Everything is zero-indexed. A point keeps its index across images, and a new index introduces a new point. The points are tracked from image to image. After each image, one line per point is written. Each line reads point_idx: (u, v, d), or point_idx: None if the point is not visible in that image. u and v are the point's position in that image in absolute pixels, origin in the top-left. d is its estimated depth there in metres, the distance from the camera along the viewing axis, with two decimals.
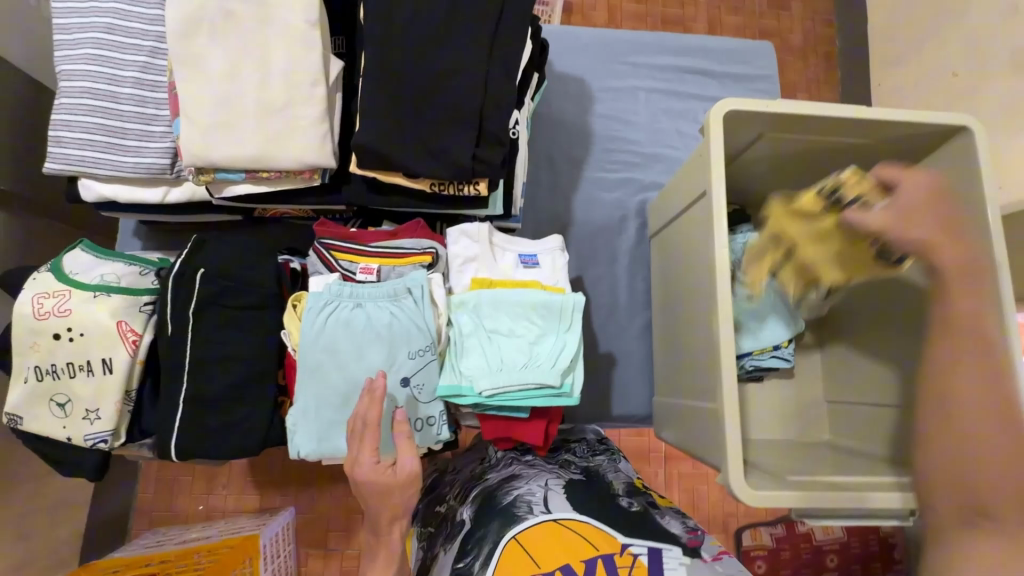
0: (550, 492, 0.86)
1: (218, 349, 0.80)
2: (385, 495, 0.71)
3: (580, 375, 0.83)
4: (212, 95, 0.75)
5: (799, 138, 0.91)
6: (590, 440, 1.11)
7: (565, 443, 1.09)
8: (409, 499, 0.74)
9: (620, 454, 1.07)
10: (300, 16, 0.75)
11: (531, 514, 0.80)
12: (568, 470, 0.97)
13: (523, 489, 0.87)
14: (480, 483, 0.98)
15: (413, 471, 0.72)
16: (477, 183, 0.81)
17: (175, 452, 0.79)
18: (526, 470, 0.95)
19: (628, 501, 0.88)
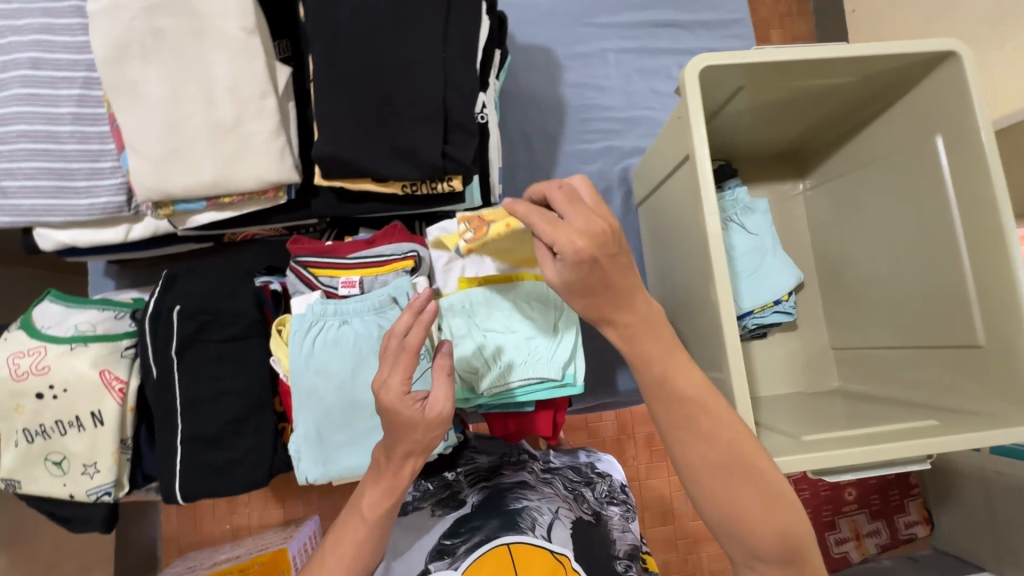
0: (557, 518, 0.85)
1: (208, 387, 0.77)
2: (408, 430, 0.64)
3: (582, 363, 0.80)
4: (157, 123, 0.70)
5: (779, 85, 0.86)
6: (614, 485, 1.05)
7: (589, 478, 1.05)
8: (432, 442, 0.67)
9: (636, 510, 1.00)
10: (233, 23, 0.69)
11: (531, 533, 0.81)
12: (579, 505, 0.95)
13: (533, 503, 0.87)
14: (493, 476, 0.99)
15: (443, 415, 0.64)
16: (450, 179, 0.77)
17: (181, 496, 0.77)
18: (544, 486, 0.95)
19: (624, 564, 0.87)
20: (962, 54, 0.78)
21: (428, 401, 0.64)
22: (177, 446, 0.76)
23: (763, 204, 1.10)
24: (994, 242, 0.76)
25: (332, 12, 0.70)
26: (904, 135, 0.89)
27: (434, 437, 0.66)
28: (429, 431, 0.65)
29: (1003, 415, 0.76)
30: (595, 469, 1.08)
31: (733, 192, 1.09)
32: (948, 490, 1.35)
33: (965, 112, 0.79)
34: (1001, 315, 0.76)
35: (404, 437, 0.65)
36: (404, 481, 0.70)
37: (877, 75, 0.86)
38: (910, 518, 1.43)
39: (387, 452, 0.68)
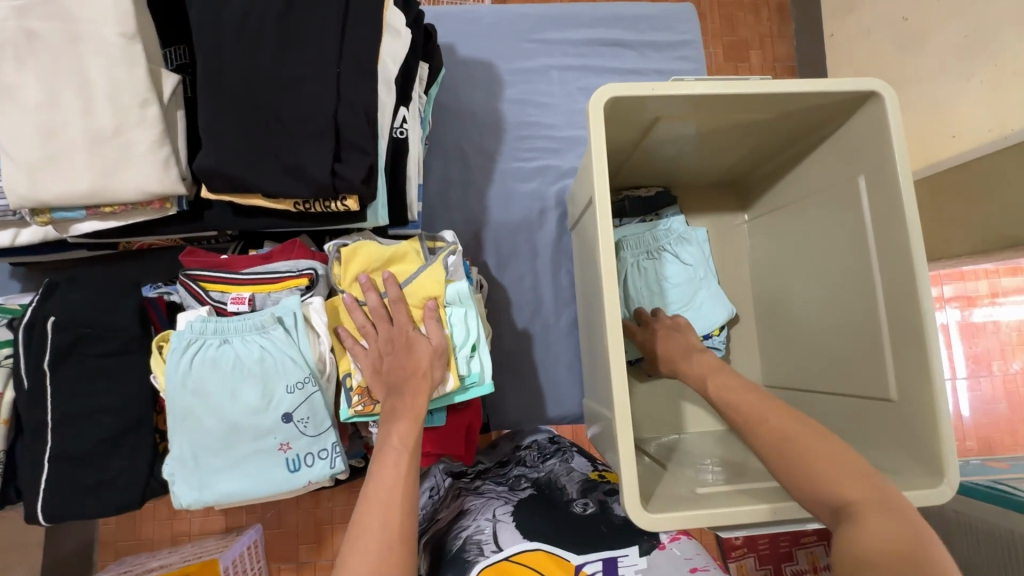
0: (499, 524, 0.83)
1: (82, 403, 0.74)
2: (416, 360, 0.74)
3: (487, 359, 0.80)
4: (32, 127, 0.67)
5: (702, 118, 0.83)
6: (541, 442, 1.08)
7: (517, 457, 1.06)
8: (436, 374, 0.74)
9: (571, 448, 1.06)
10: (112, 28, 0.66)
11: (482, 556, 0.77)
12: (519, 489, 0.94)
13: (470, 529, 0.83)
14: (432, 524, 0.95)
15: (439, 342, 0.75)
16: (344, 199, 0.74)
17: (45, 517, 0.73)
18: (475, 501, 0.91)
19: (583, 503, 0.88)
20: (885, 94, 0.75)
21: (430, 336, 0.75)
22: (44, 464, 0.72)
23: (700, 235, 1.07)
24: (906, 293, 0.73)
25: (216, 24, 0.68)
26: (833, 172, 0.86)
27: (438, 367, 0.75)
28: (433, 359, 0.74)
29: (909, 473, 0.73)
30: (517, 449, 1.09)
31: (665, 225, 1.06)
32: None
33: (884, 155, 0.76)
34: (912, 368, 0.73)
35: (412, 367, 0.73)
36: (424, 407, 0.71)
37: (802, 110, 0.83)
38: None
39: (398, 391, 0.72)
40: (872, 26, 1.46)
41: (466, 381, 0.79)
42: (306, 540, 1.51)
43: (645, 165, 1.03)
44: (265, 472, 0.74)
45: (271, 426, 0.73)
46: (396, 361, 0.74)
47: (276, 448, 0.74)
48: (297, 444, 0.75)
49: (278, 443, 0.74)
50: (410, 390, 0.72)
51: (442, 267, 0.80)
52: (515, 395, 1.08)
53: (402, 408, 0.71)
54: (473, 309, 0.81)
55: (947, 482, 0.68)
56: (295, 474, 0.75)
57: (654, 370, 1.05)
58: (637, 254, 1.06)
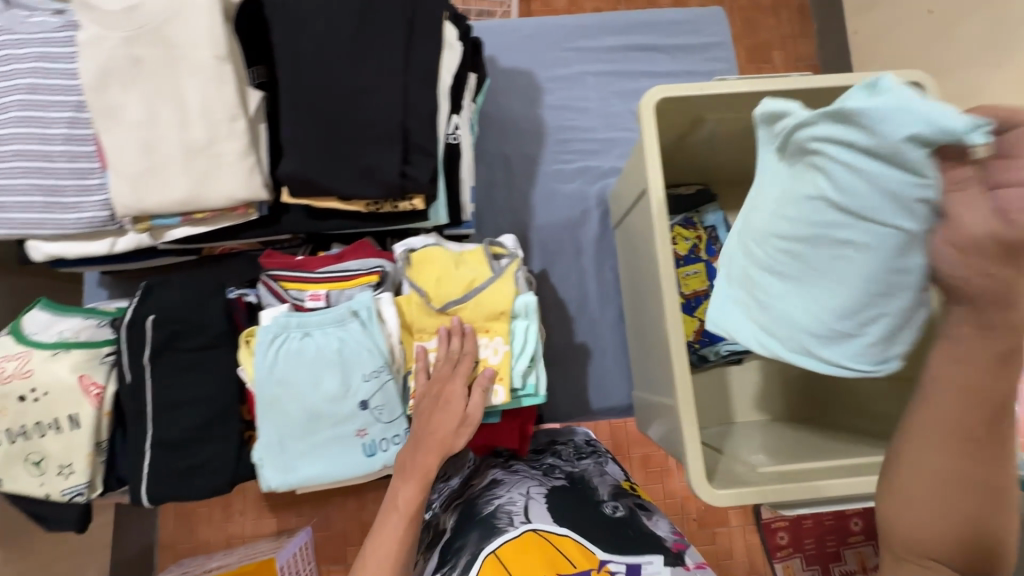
0: (531, 501, 0.89)
1: (177, 393, 0.80)
2: (444, 420, 0.77)
3: (542, 374, 0.84)
4: (136, 143, 0.75)
5: (745, 114, 0.86)
6: (578, 443, 1.16)
7: (552, 446, 1.14)
8: (458, 441, 0.77)
9: (606, 454, 1.13)
10: (206, 51, 0.74)
11: (511, 526, 0.82)
12: (552, 476, 1.01)
13: (503, 499, 0.90)
14: (463, 491, 1.02)
15: (473, 415, 0.77)
16: (412, 199, 0.80)
17: (146, 498, 0.79)
18: (509, 476, 0.98)
19: (612, 505, 0.95)
20: (928, 84, 0.77)
21: (468, 401, 0.78)
22: (145, 450, 0.79)
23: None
24: None
25: (297, 44, 0.75)
26: None
27: (462, 435, 0.77)
28: (461, 427, 0.77)
29: None
30: (552, 439, 1.16)
31: (801, 134, 0.48)
32: None
33: None
34: None
35: (441, 429, 0.77)
36: (432, 468, 0.77)
37: None
38: None
39: (425, 426, 0.78)
40: (895, 21, 1.48)
41: (520, 392, 0.83)
42: (356, 540, 1.55)
43: (685, 163, 1.06)
44: (345, 455, 0.79)
45: (349, 413, 0.78)
46: (432, 415, 0.78)
47: (354, 434, 0.79)
48: (372, 430, 0.80)
49: (356, 428, 0.79)
50: (425, 452, 0.77)
51: (511, 279, 0.83)
52: (564, 388, 1.11)
53: (414, 469, 0.77)
54: (536, 324, 0.84)
55: None
56: (372, 459, 0.80)
57: (699, 361, 1.07)
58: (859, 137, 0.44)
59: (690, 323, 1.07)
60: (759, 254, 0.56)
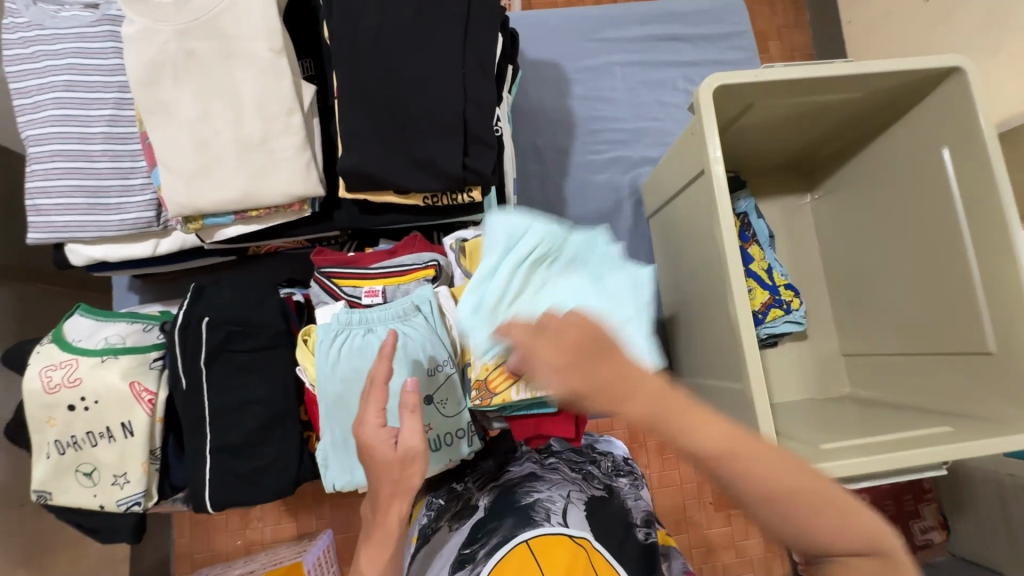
0: (569, 503, 0.90)
1: (237, 396, 0.79)
2: (381, 471, 0.63)
3: None
4: (188, 140, 0.73)
5: (788, 102, 0.88)
6: (617, 460, 1.16)
7: (593, 458, 1.16)
8: (413, 480, 0.65)
9: (642, 476, 1.13)
10: (262, 44, 0.72)
11: (547, 522, 0.81)
12: (591, 484, 1.03)
13: (543, 495, 0.91)
14: (501, 475, 1.04)
15: (415, 449, 0.62)
16: (470, 190, 0.80)
17: (208, 504, 0.77)
18: (551, 475, 1.01)
19: (645, 531, 0.94)
20: (967, 69, 0.80)
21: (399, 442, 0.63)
22: (206, 455, 0.77)
23: (767, 226, 1.15)
24: (999, 248, 0.79)
25: (355, 36, 0.74)
26: (912, 144, 0.91)
27: (412, 471, 0.64)
28: (403, 467, 0.63)
29: (1014, 419, 0.78)
30: (596, 449, 1.18)
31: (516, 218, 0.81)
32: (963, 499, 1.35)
33: (967, 125, 0.81)
34: (1010, 325, 0.78)
35: (381, 475, 0.64)
36: (393, 524, 0.66)
37: (887, 88, 0.87)
38: (926, 524, 1.43)
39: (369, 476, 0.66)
40: (893, 9, 1.53)
41: None
42: None
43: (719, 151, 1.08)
44: None
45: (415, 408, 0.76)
46: (367, 463, 0.65)
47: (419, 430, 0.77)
48: (437, 425, 0.78)
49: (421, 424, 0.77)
50: (384, 504, 0.66)
51: None
52: None
53: (371, 527, 0.67)
54: None
55: None
56: (439, 453, 0.78)
57: None
58: (549, 247, 0.71)
59: None
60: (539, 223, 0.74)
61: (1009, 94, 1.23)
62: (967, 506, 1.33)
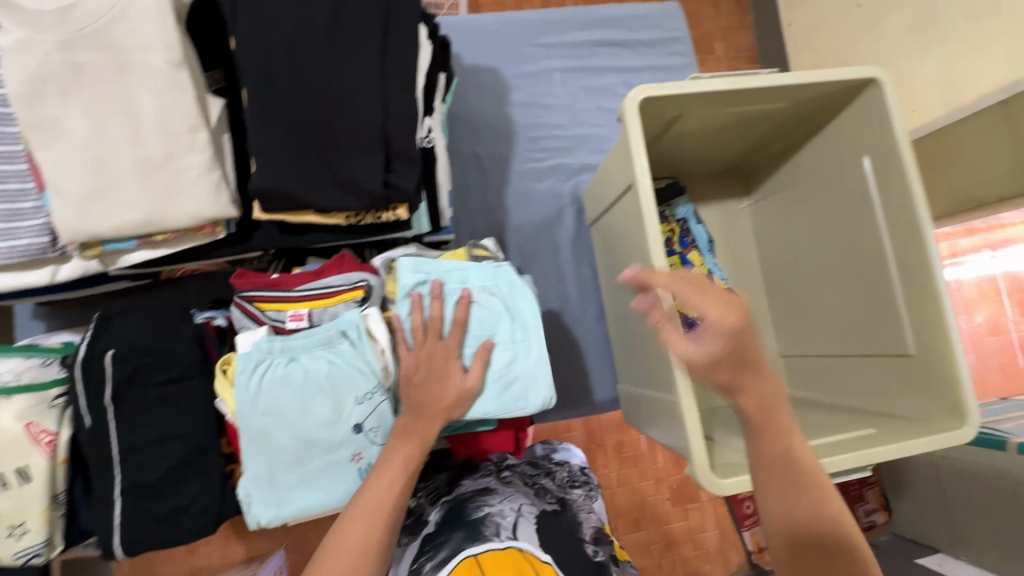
0: (521, 516, 0.87)
1: (149, 433, 0.73)
2: (441, 390, 0.71)
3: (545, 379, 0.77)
4: (79, 159, 0.67)
5: (718, 112, 0.89)
6: (573, 470, 1.16)
7: (548, 469, 1.15)
8: (454, 411, 0.72)
9: (597, 487, 1.13)
10: (160, 56, 0.66)
11: (497, 537, 0.80)
12: (543, 499, 1.01)
13: (494, 509, 0.89)
14: (453, 488, 1.00)
15: (468, 389, 0.73)
16: (395, 208, 0.77)
17: (120, 551, 0.72)
18: (503, 487, 0.98)
19: (593, 548, 0.94)
20: (883, 81, 0.82)
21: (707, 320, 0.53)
22: (115, 499, 0.71)
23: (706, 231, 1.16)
24: (916, 252, 0.81)
25: (262, 48, 0.69)
26: (838, 152, 0.93)
27: (459, 405, 0.72)
28: (459, 399, 0.72)
29: (935, 420, 0.81)
30: (551, 459, 1.19)
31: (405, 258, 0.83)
32: (901, 479, 1.36)
33: (885, 136, 0.83)
34: (928, 329, 0.81)
35: (436, 394, 0.71)
36: (429, 439, 0.71)
37: (811, 98, 0.89)
38: (869, 507, 1.42)
39: (413, 414, 0.71)
40: (828, 13, 1.57)
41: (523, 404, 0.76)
42: None
43: (656, 158, 1.08)
44: (341, 484, 0.73)
45: (343, 437, 0.72)
46: (428, 383, 0.72)
47: (349, 459, 0.73)
48: (369, 454, 0.73)
49: (350, 453, 0.73)
50: (426, 419, 0.71)
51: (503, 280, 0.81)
52: None
53: (411, 432, 0.70)
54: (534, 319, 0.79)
55: (970, 423, 0.76)
56: None
57: None
58: (450, 286, 0.78)
59: None
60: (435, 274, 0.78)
61: (934, 97, 1.28)
62: (906, 489, 1.35)
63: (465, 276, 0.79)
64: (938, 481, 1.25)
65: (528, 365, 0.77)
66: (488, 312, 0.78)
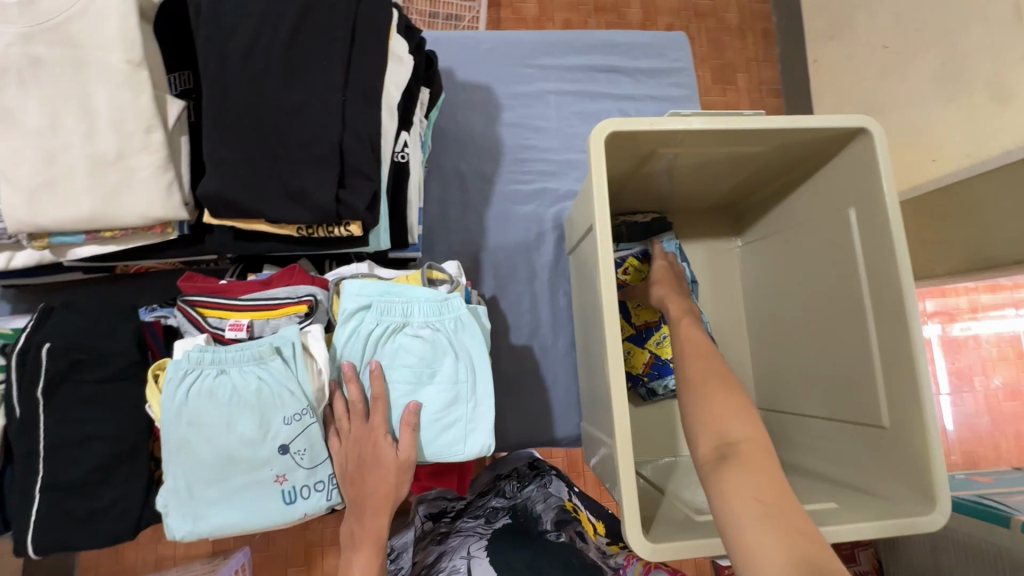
0: (473, 559, 0.88)
1: (78, 430, 0.72)
2: (378, 476, 0.72)
3: (485, 422, 0.75)
4: (31, 151, 0.67)
5: (698, 151, 0.85)
6: (521, 469, 1.12)
7: (494, 486, 1.11)
8: (399, 489, 0.73)
9: (549, 473, 1.09)
10: (119, 56, 0.67)
11: None
12: (494, 522, 0.99)
13: (447, 568, 0.88)
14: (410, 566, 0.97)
15: (404, 460, 0.72)
16: (347, 224, 0.75)
17: (34, 548, 0.71)
18: (453, 541, 0.95)
19: (556, 534, 0.94)
20: (875, 132, 0.77)
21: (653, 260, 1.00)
22: (35, 495, 0.70)
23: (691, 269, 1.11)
24: (894, 316, 0.76)
25: (222, 54, 0.68)
26: (827, 201, 0.88)
27: (403, 480, 0.73)
28: (399, 474, 0.72)
29: (902, 501, 0.75)
30: (496, 474, 1.14)
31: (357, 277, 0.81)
32: (899, 544, 1.26)
33: (872, 190, 0.78)
34: (903, 399, 0.75)
35: (375, 481, 0.72)
36: (384, 527, 0.74)
37: (800, 144, 0.84)
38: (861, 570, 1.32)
39: (359, 516, 0.74)
40: (853, 52, 1.51)
41: (459, 448, 0.74)
42: (297, 563, 1.44)
43: (639, 191, 1.04)
44: (262, 505, 0.71)
45: (267, 457, 0.70)
46: (361, 471, 0.72)
47: (273, 480, 0.71)
48: (294, 476, 0.72)
49: (274, 474, 0.71)
50: (371, 511, 0.73)
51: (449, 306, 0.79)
52: (512, 417, 1.06)
53: (363, 534, 0.74)
54: (482, 350, 0.76)
55: (939, 510, 0.70)
56: (291, 507, 0.71)
57: (648, 395, 1.05)
58: (390, 322, 0.75)
59: (641, 354, 1.05)
60: (373, 314, 0.75)
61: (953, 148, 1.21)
62: (902, 557, 1.25)
63: (408, 309, 0.76)
64: (935, 556, 1.15)
65: (465, 409, 0.75)
66: (428, 347, 0.75)
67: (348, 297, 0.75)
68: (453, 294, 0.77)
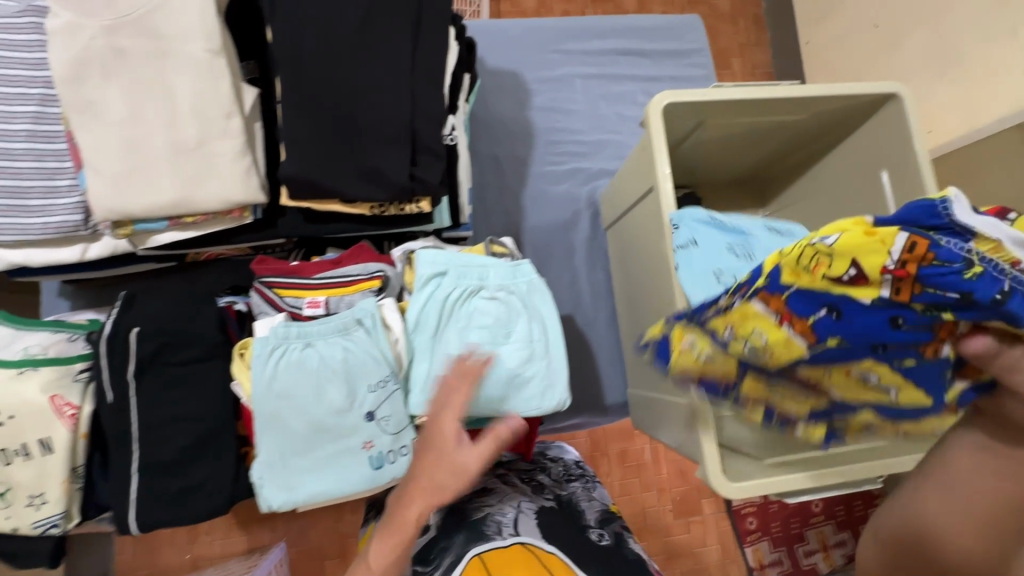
0: (521, 514, 0.84)
1: (168, 410, 0.75)
2: None
3: (561, 380, 0.79)
4: (116, 140, 0.69)
5: (736, 121, 0.90)
6: (567, 462, 1.14)
7: (543, 464, 1.11)
8: None
9: (593, 479, 1.09)
10: (201, 45, 0.69)
11: (499, 535, 0.77)
12: (541, 496, 0.95)
13: (493, 507, 0.87)
14: None
15: None
16: (419, 201, 0.80)
17: (134, 525, 0.73)
18: (500, 482, 0.97)
19: (599, 532, 0.87)
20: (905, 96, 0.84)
21: None
22: (133, 473, 0.73)
23: None
24: None
25: (299, 41, 0.71)
26: (856, 165, 0.94)
27: None
28: None
29: None
30: (546, 454, 1.16)
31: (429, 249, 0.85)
32: None
33: (904, 151, 0.84)
34: None
35: None
36: None
37: (830, 111, 0.90)
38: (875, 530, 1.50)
39: None
40: (846, 31, 1.57)
41: (539, 405, 0.77)
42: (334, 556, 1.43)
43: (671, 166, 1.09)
44: (352, 470, 0.74)
45: (355, 424, 0.74)
46: None
47: (361, 446, 0.74)
48: (380, 442, 0.75)
49: (362, 441, 0.74)
50: None
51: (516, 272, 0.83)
52: None
53: None
54: (553, 311, 0.81)
55: None
56: (380, 471, 0.74)
57: None
58: (467, 287, 0.79)
59: None
60: (449, 280, 0.79)
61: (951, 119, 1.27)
62: None
63: (485, 274, 0.81)
64: None
65: (541, 367, 0.78)
66: (505, 307, 0.79)
67: (426, 263, 0.79)
68: (522, 260, 0.83)
